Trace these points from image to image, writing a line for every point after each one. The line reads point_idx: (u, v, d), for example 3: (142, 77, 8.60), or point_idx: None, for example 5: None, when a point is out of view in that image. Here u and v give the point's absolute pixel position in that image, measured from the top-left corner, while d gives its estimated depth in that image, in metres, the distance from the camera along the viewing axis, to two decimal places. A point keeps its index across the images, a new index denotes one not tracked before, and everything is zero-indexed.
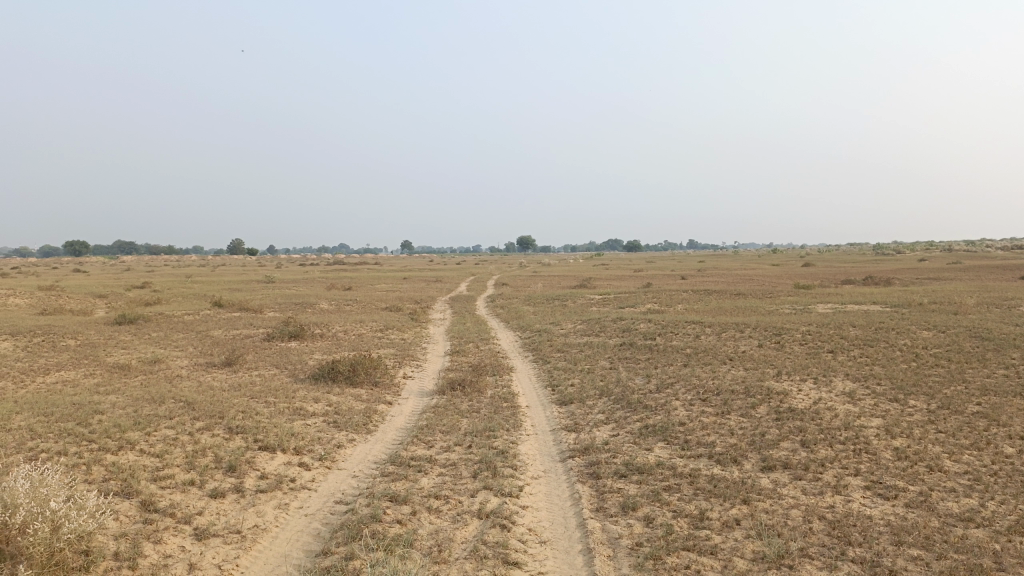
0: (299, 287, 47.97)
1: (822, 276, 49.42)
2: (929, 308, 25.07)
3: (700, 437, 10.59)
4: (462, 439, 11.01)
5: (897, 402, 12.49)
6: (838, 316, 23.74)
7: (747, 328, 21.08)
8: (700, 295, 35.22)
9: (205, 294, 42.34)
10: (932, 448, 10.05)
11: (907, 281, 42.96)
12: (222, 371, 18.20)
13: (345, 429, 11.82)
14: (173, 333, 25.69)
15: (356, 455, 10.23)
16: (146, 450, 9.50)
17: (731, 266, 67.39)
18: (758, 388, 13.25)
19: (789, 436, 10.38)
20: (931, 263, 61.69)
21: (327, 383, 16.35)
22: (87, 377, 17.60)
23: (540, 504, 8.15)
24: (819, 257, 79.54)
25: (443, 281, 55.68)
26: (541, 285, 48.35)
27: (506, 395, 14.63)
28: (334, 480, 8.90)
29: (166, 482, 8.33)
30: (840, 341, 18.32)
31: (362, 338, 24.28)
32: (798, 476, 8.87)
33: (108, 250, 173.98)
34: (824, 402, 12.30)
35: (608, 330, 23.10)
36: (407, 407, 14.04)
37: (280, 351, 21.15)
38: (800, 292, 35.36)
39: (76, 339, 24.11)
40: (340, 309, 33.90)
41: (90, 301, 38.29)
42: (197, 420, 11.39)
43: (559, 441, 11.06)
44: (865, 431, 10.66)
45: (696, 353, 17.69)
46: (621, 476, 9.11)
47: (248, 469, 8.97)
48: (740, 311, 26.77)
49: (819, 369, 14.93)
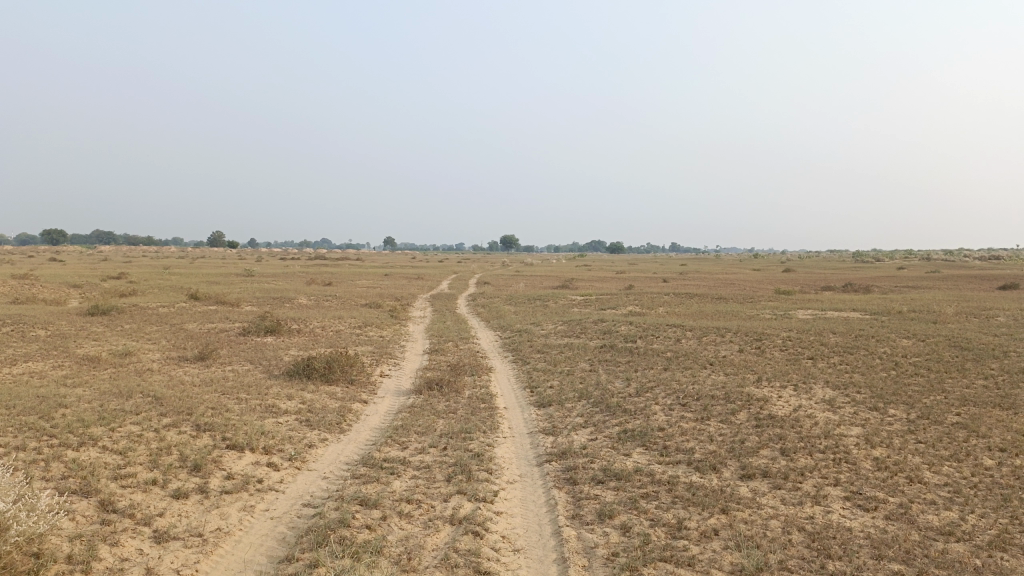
0: (279, 281, 47.42)
1: (803, 282, 49.59)
2: (908, 317, 25.13)
3: (679, 444, 10.43)
4: (437, 441, 10.77)
5: (877, 411, 12.41)
6: (818, 322, 23.72)
7: (727, 332, 21.00)
8: (681, 298, 35.17)
9: (182, 286, 41.72)
10: (911, 458, 9.95)
11: (886, 288, 43.24)
12: (195, 366, 17.83)
13: (318, 428, 11.54)
14: (147, 325, 25.23)
15: (328, 455, 9.96)
16: (108, 446, 9.18)
17: (712, 270, 67.59)
18: (739, 394, 13.12)
19: (769, 444, 10.24)
20: (910, 272, 62.24)
21: (302, 380, 16.05)
22: (55, 369, 17.16)
23: (514, 510, 7.94)
24: (801, 264, 79.91)
25: (424, 278, 55.36)
26: (522, 285, 48.11)
27: (484, 396, 14.41)
28: (303, 482, 8.64)
29: (127, 481, 8.02)
30: (820, 348, 18.27)
31: (340, 334, 23.96)
32: (777, 485, 8.74)
33: (87, 239, 171.96)
34: (804, 410, 12.19)
35: (589, 332, 22.94)
36: (382, 407, 13.78)
37: (256, 346, 20.80)
38: (781, 298, 35.43)
39: (46, 330, 23.57)
40: (319, 304, 33.52)
41: (64, 290, 37.63)
42: (164, 417, 11.06)
43: (536, 444, 10.86)
44: (845, 440, 10.54)
45: (676, 357, 17.55)
46: (598, 482, 8.92)
47: (214, 468, 8.68)
48: (721, 316, 26.72)
49: (799, 376, 14.85)
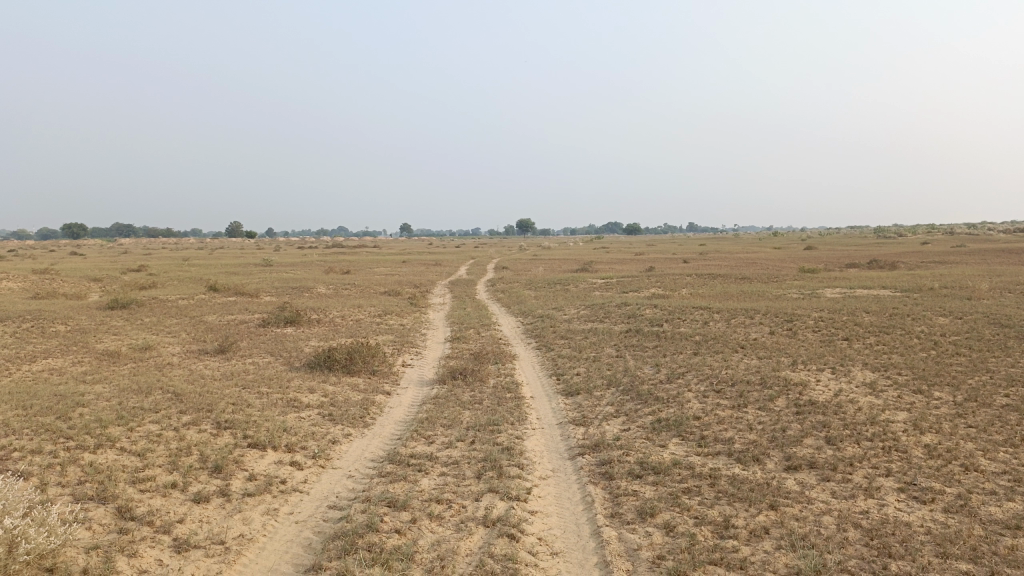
0: (297, 271, 47.27)
1: (827, 260, 48.72)
2: (942, 293, 24.40)
3: (717, 433, 9.97)
4: (465, 434, 10.39)
5: (921, 394, 11.88)
6: (849, 302, 23.07)
7: (756, 313, 20.44)
8: (704, 280, 34.53)
9: (201, 278, 41.67)
10: (964, 444, 9.43)
11: (913, 264, 42.38)
12: (215, 359, 17.59)
13: (341, 422, 11.20)
14: (167, 318, 25.08)
15: (353, 452, 9.61)
16: (126, 448, 8.87)
17: (733, 249, 66.84)
18: (775, 379, 12.63)
19: (812, 433, 9.76)
20: (935, 246, 61.13)
21: (323, 372, 15.74)
22: (75, 365, 16.97)
23: (550, 509, 7.55)
24: (822, 242, 78.41)
25: (443, 264, 55.03)
26: (542, 269, 47.51)
27: (509, 385, 14.00)
28: (327, 481, 8.29)
29: (146, 485, 7.70)
30: (854, 328, 17.67)
31: (360, 323, 23.66)
32: (826, 477, 8.29)
33: (107, 232, 173.34)
34: (845, 395, 11.67)
35: (613, 316, 22.45)
36: (406, 398, 13.43)
37: (276, 338, 20.53)
38: (806, 276, 34.65)
39: (67, 325, 23.46)
40: (338, 293, 33.28)
41: (85, 284, 37.70)
42: (184, 414, 10.76)
43: (567, 436, 10.46)
44: (893, 427, 10.03)
45: (706, 340, 17.03)
46: (635, 477, 8.49)
47: (235, 469, 8.35)
48: (746, 296, 26.14)
49: (836, 359, 14.30)
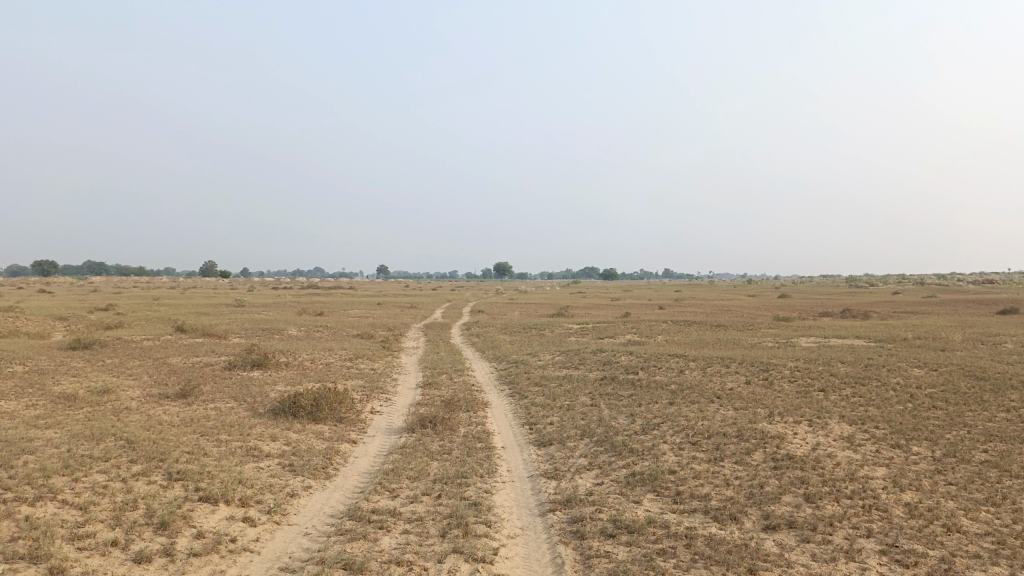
0: (269, 312, 46.53)
1: (801, 308, 48.96)
2: (916, 344, 24.40)
3: (693, 489, 9.61)
4: (431, 488, 9.94)
5: (899, 449, 11.63)
6: (824, 351, 22.97)
7: (732, 362, 20.22)
8: (680, 326, 34.38)
9: (170, 318, 40.82)
10: (945, 503, 9.14)
11: (885, 314, 42.69)
12: (176, 403, 16.95)
13: (302, 474, 10.68)
14: (130, 359, 24.34)
15: (312, 507, 9.12)
16: (68, 501, 8.31)
17: (708, 296, 67.26)
18: (752, 431, 12.34)
19: (790, 490, 9.44)
20: (907, 296, 61.92)
21: (288, 418, 15.20)
22: (28, 408, 16.26)
23: (517, 572, 7.12)
24: (795, 290, 78.88)
25: (417, 307, 54.54)
26: (517, 313, 47.21)
27: (480, 435, 13.56)
28: (282, 540, 7.80)
29: (84, 542, 7.16)
30: (831, 379, 17.49)
31: (330, 367, 23.08)
32: (806, 538, 7.96)
33: (78, 270, 170.81)
34: (823, 449, 11.39)
35: (588, 363, 22.12)
36: (373, 447, 12.93)
37: (241, 381, 19.92)
38: (781, 325, 34.66)
39: (24, 365, 22.63)
40: (310, 335, 32.66)
41: (49, 323, 36.73)
42: (135, 464, 10.19)
43: (537, 490, 10.05)
44: (872, 484, 9.74)
45: (682, 390, 16.73)
46: (608, 536, 8.08)
47: (183, 525, 7.83)
48: (722, 344, 25.96)
49: (813, 411, 14.05)
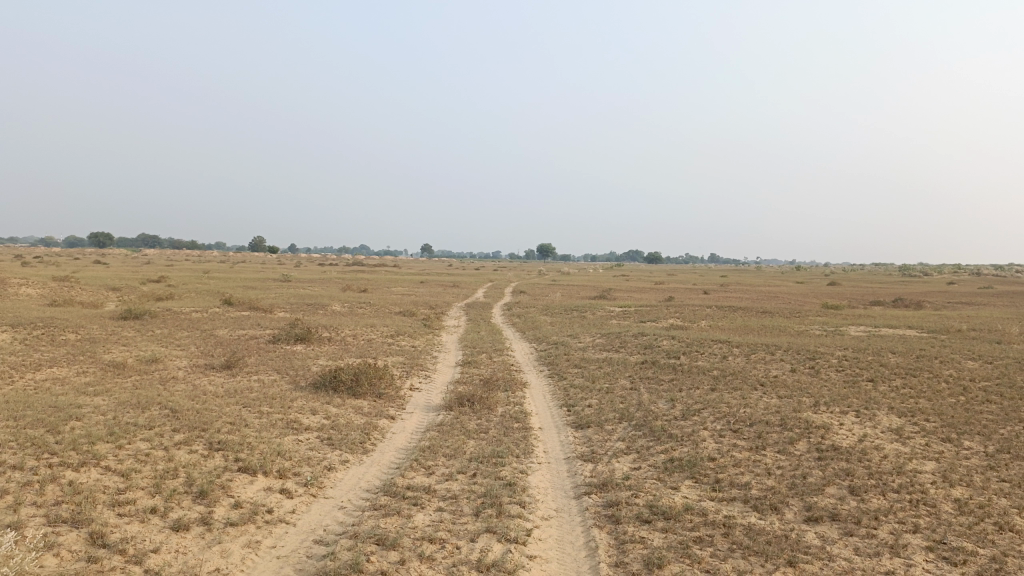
0: (314, 287, 47.15)
1: (851, 296, 47.84)
2: (970, 336, 23.61)
3: (733, 477, 9.41)
4: (467, 466, 9.92)
5: (951, 443, 11.23)
6: (874, 341, 22.36)
7: (777, 349, 19.81)
8: (724, 312, 33.84)
9: (218, 291, 41.63)
10: (998, 500, 8.79)
11: (939, 304, 41.44)
12: (220, 375, 17.26)
13: (340, 448, 10.76)
14: (178, 330, 24.88)
15: (348, 480, 9.17)
16: (111, 467, 8.49)
17: (754, 282, 66.09)
18: (796, 420, 12.04)
19: (834, 481, 9.17)
20: (962, 286, 60.07)
21: (328, 393, 15.35)
22: (79, 375, 16.72)
23: (550, 554, 7.04)
24: (846, 277, 76.86)
25: (460, 286, 54.70)
26: (559, 295, 47.03)
27: (517, 415, 13.51)
28: (317, 512, 7.85)
29: (125, 509, 7.28)
30: (880, 369, 17.00)
31: (371, 343, 23.28)
32: (849, 532, 7.72)
33: (132, 242, 175.56)
34: (870, 441, 11.06)
35: (629, 346, 21.91)
36: (410, 424, 12.98)
37: (284, 355, 20.20)
38: (829, 313, 33.88)
39: (77, 334, 23.30)
40: (353, 311, 33.01)
41: (103, 293, 37.77)
42: (177, 433, 10.37)
43: (573, 473, 9.95)
44: (921, 478, 9.42)
45: (724, 376, 16.43)
46: (644, 522, 7.95)
47: (221, 495, 7.93)
48: (767, 331, 25.47)
49: (860, 401, 13.67)
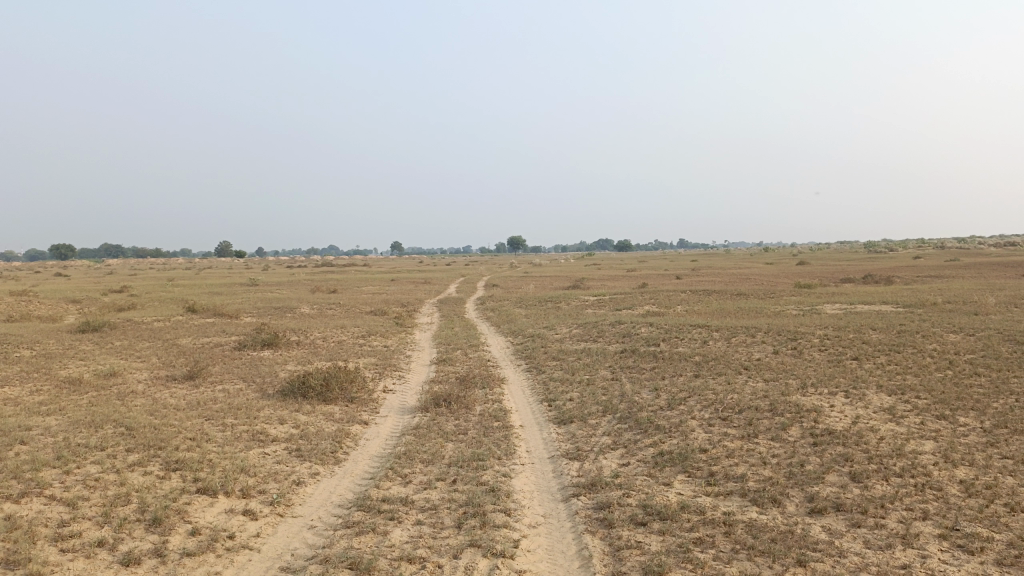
0: (282, 290, 46.12)
1: (822, 275, 47.89)
2: (947, 308, 23.49)
3: (727, 470, 8.91)
4: (446, 472, 9.30)
5: (945, 420, 10.87)
6: (853, 318, 22.13)
7: (758, 331, 19.44)
8: (699, 296, 33.47)
9: (181, 298, 40.35)
10: (1004, 479, 8.37)
11: (908, 278, 41.63)
12: (183, 386, 16.44)
13: (310, 459, 10.08)
14: (139, 341, 23.89)
15: (319, 495, 8.51)
16: (56, 496, 7.74)
17: (725, 265, 66.03)
18: (785, 404, 11.60)
19: (834, 468, 8.73)
20: (928, 260, 60.78)
21: (297, 399, 14.63)
22: (33, 394, 15.81)
23: (541, 567, 6.47)
24: (813, 257, 76.84)
25: (430, 282, 53.89)
26: (532, 287, 46.50)
27: (497, 413, 12.92)
28: (284, 534, 7.20)
29: (69, 544, 6.57)
30: (863, 346, 16.69)
31: (342, 345, 22.54)
32: (856, 523, 7.27)
33: (95, 253, 171.82)
34: (864, 422, 10.65)
35: (607, 336, 21.41)
36: (385, 429, 12.32)
37: (251, 362, 19.39)
38: (803, 292, 33.73)
39: (32, 350, 22.21)
40: (323, 313, 32.18)
41: (62, 306, 36.39)
42: (132, 454, 9.61)
43: (559, 473, 9.39)
44: (922, 460, 9.00)
45: (706, 361, 16.01)
46: (639, 524, 7.41)
47: (178, 522, 7.25)
48: (745, 313, 25.17)
49: (848, 381, 13.29)
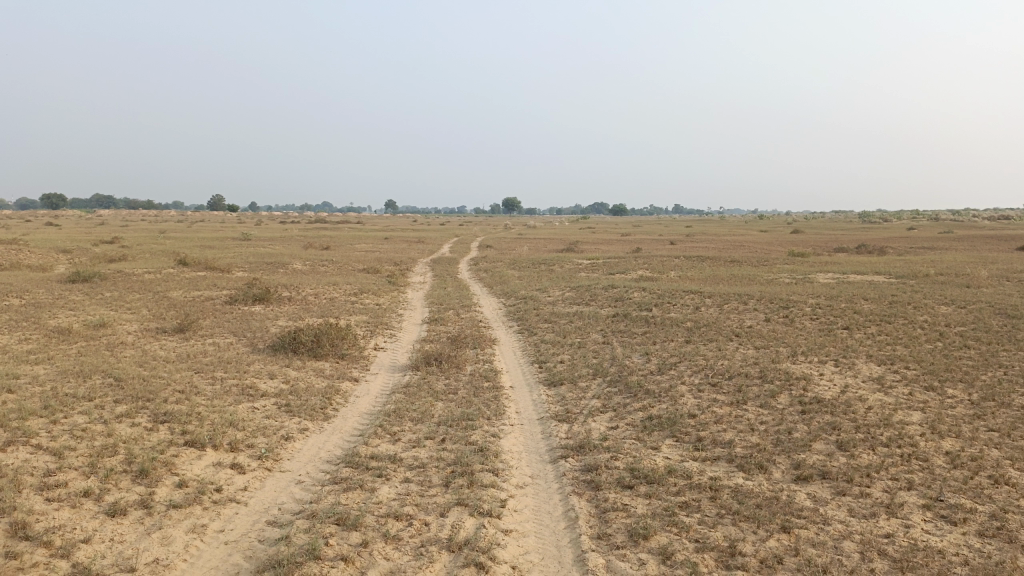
0: (274, 245, 45.84)
1: (816, 244, 47.90)
2: (940, 281, 23.52)
3: (715, 435, 8.94)
4: (435, 431, 9.31)
5: (933, 391, 10.92)
6: (845, 287, 22.14)
7: (750, 299, 19.45)
8: (692, 262, 33.42)
9: (173, 251, 40.07)
10: (989, 452, 8.43)
11: (902, 249, 41.66)
12: (173, 338, 16.38)
13: (299, 415, 10.07)
14: (130, 293, 23.75)
15: (307, 451, 8.51)
16: (42, 445, 7.71)
17: (720, 231, 65.88)
18: (775, 372, 11.62)
19: (822, 436, 8.76)
20: (922, 232, 60.75)
21: (287, 355, 14.59)
22: (21, 343, 15.72)
23: (527, 527, 6.49)
24: (808, 225, 76.70)
25: (424, 242, 53.67)
26: (526, 249, 46.37)
27: (487, 373, 12.92)
28: (271, 489, 7.20)
29: (54, 493, 6.55)
30: (854, 316, 16.72)
31: (334, 302, 22.47)
32: (841, 491, 7.31)
33: (86, 203, 170.35)
34: (853, 392, 10.68)
35: (599, 299, 21.39)
36: (375, 386, 12.31)
37: (242, 316, 19.32)
38: (797, 260, 33.76)
39: (21, 298, 22.07)
40: (315, 269, 32.05)
41: (52, 256, 36.12)
42: (120, 405, 9.57)
43: (548, 435, 9.40)
44: (909, 430, 9.05)
45: (698, 327, 16.02)
46: (626, 487, 7.44)
47: (165, 474, 7.23)
48: (738, 280, 25.16)
49: (839, 350, 13.31)
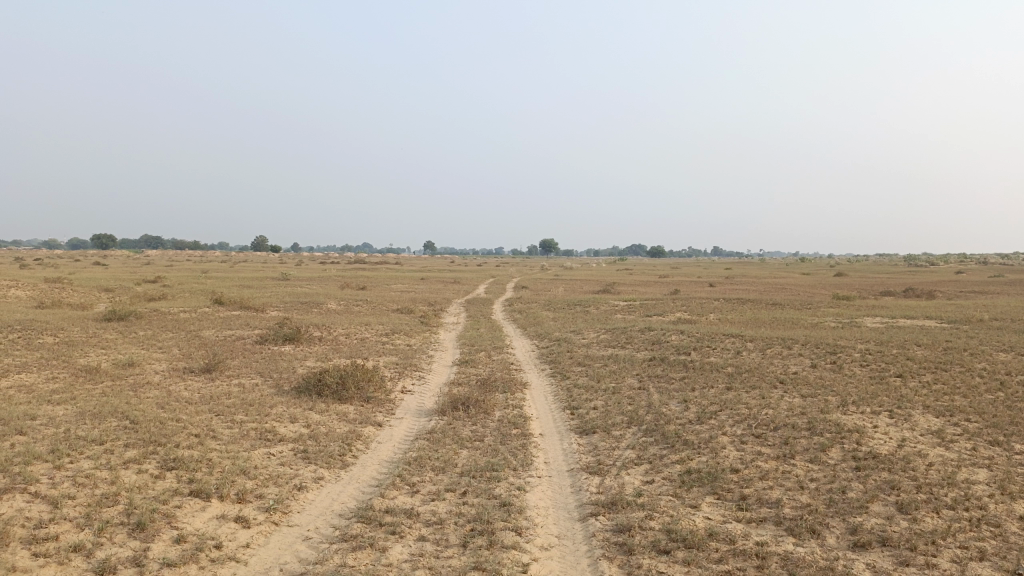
0: (311, 285, 45.93)
1: (861, 286, 46.51)
2: (996, 326, 22.34)
3: (761, 493, 8.21)
4: (456, 483, 8.71)
5: (999, 446, 10.01)
6: (896, 332, 21.11)
7: (795, 343, 18.59)
8: (733, 305, 32.49)
9: (210, 290, 40.34)
10: None
11: (951, 293, 40.28)
12: (198, 379, 16.07)
13: (316, 462, 9.56)
14: (163, 332, 23.67)
15: (319, 503, 7.98)
16: (41, 493, 7.30)
17: (760, 274, 64.57)
18: (825, 423, 10.81)
19: (879, 497, 7.98)
20: (971, 275, 58.94)
21: (311, 397, 14.16)
22: (48, 382, 15.54)
23: None
24: (852, 268, 74.89)
25: (459, 282, 53.54)
26: (562, 289, 45.84)
27: (516, 420, 12.31)
28: (276, 546, 6.68)
29: (42, 547, 6.10)
30: (907, 363, 15.77)
31: (364, 343, 22.10)
32: (903, 561, 6.53)
33: (135, 243, 175.12)
34: (911, 446, 9.84)
35: (636, 342, 20.68)
36: (398, 432, 11.78)
37: (270, 356, 19.01)
38: (842, 304, 32.67)
39: (56, 337, 22.11)
40: (349, 309, 31.83)
41: (94, 294, 36.61)
42: (129, 450, 9.17)
43: (577, 489, 8.74)
44: (976, 491, 8.20)
45: (739, 373, 15.25)
46: (661, 552, 6.75)
47: (164, 528, 6.76)
48: (780, 324, 24.27)
49: (893, 400, 12.43)
